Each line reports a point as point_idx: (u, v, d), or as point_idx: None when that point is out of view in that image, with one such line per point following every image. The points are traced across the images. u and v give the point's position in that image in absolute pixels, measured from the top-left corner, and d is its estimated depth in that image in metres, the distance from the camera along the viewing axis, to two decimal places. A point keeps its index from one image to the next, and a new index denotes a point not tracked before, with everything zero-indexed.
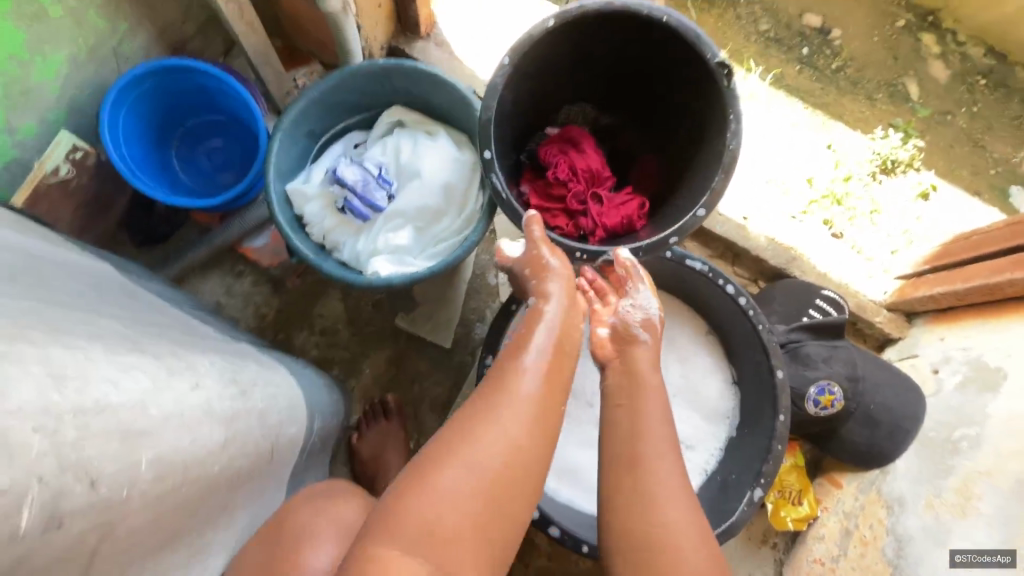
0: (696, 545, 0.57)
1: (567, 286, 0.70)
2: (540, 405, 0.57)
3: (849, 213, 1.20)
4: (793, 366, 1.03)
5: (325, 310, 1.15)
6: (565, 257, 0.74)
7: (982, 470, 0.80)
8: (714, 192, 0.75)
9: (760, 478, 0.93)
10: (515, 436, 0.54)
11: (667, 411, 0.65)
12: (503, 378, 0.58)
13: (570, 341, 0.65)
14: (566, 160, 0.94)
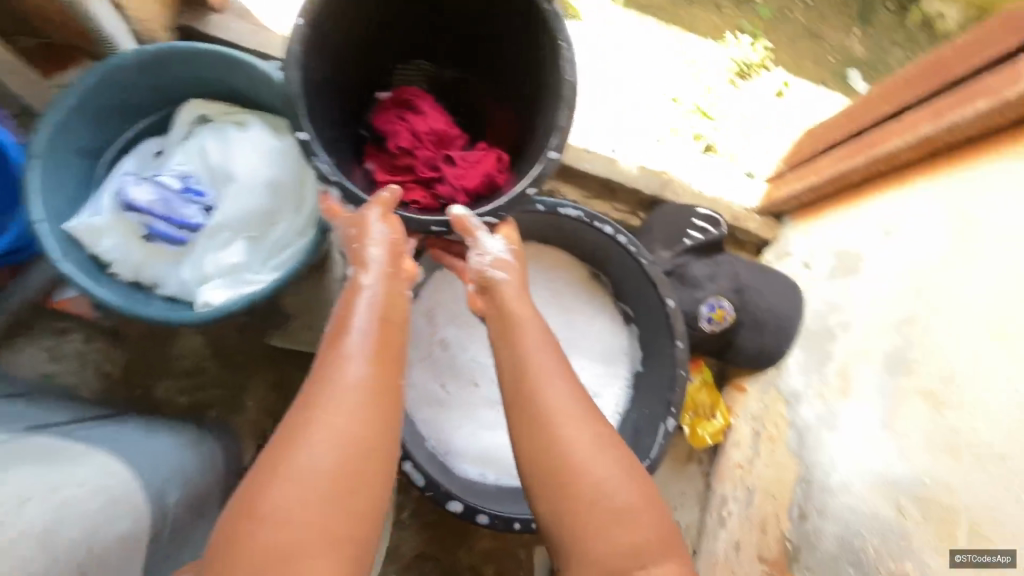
0: (599, 448, 0.55)
1: (391, 249, 0.62)
2: (370, 385, 0.51)
3: (716, 125, 1.22)
4: (682, 290, 1.05)
5: (182, 350, 1.00)
6: (391, 221, 0.64)
7: (858, 353, 0.85)
8: (563, 132, 0.69)
9: (671, 407, 0.95)
10: (345, 427, 0.48)
11: (542, 333, 0.62)
12: (324, 369, 0.51)
13: (399, 306, 0.59)
14: (406, 127, 0.84)
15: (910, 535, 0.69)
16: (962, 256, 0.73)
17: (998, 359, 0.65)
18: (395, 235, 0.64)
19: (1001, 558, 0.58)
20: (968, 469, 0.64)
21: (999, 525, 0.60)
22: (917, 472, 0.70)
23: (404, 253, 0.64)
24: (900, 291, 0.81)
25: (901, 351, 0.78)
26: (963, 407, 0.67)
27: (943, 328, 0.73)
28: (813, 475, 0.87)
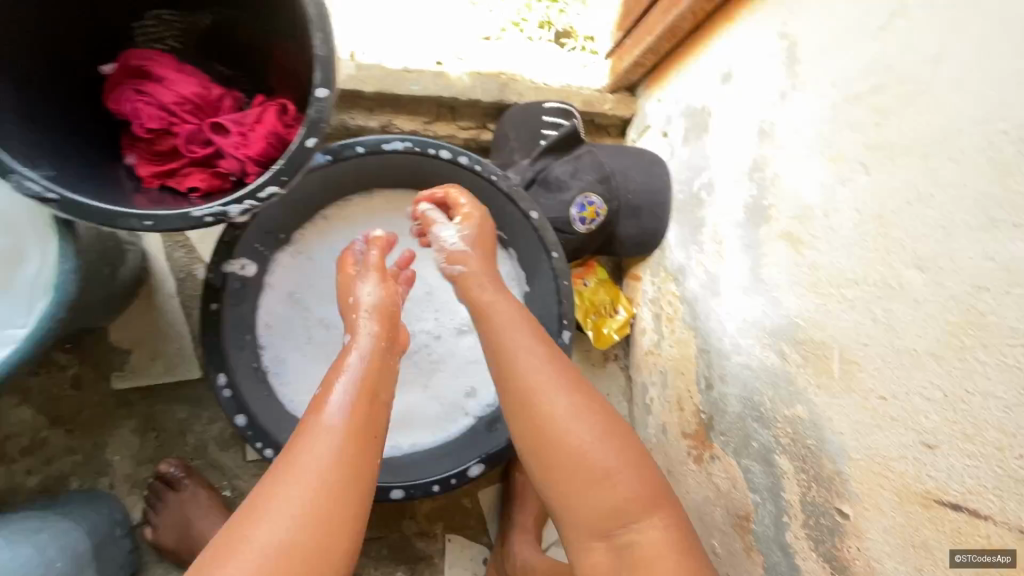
0: (591, 447, 0.62)
1: (385, 319, 0.71)
2: (358, 427, 0.61)
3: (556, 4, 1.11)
4: (547, 196, 0.98)
5: (10, 427, 0.86)
6: (385, 285, 0.75)
7: (721, 212, 0.82)
8: (323, 62, 0.58)
9: (564, 320, 0.92)
10: (331, 457, 0.58)
11: (538, 344, 0.68)
12: (311, 423, 0.61)
13: (380, 375, 0.66)
14: (152, 103, 0.69)
15: (795, 379, 0.69)
16: (791, 82, 0.68)
17: (838, 182, 0.61)
18: (387, 305, 0.73)
19: (999, 558, 0.46)
20: (830, 301, 0.63)
21: (863, 348, 0.59)
22: (790, 316, 0.69)
23: (392, 325, 0.72)
24: (745, 137, 0.76)
25: (757, 200, 0.74)
26: (817, 240, 0.64)
27: (787, 163, 0.69)
28: (709, 343, 0.86)
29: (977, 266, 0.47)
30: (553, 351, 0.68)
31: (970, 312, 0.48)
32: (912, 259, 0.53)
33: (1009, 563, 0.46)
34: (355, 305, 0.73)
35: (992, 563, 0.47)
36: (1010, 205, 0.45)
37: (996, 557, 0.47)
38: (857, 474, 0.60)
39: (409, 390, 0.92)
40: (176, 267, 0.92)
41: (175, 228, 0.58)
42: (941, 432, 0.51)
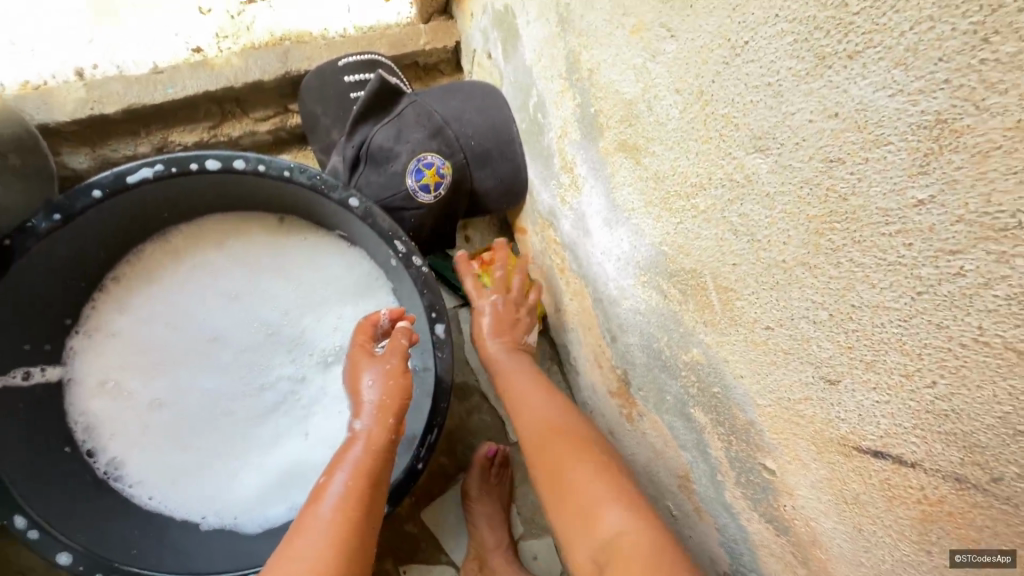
0: (598, 488, 0.60)
1: (390, 407, 0.65)
2: (357, 523, 0.57)
3: None
4: (379, 170, 0.78)
5: None
6: (401, 371, 0.68)
7: (562, 133, 0.65)
8: None
9: (432, 312, 0.75)
10: (330, 551, 0.54)
11: (565, 420, 0.68)
12: (305, 516, 0.57)
13: (381, 471, 0.62)
14: None
15: (682, 319, 0.54)
16: None
17: (649, 60, 0.45)
18: (394, 395, 0.66)
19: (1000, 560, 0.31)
20: (685, 217, 0.48)
21: (733, 270, 0.44)
22: (655, 243, 0.54)
23: (402, 409, 0.66)
24: (550, 32, 0.59)
25: (584, 108, 0.57)
26: (651, 143, 0.48)
27: (596, 52, 0.52)
28: (599, 292, 0.71)
29: (820, 131, 0.32)
30: (576, 424, 0.68)
31: (828, 197, 0.33)
32: (749, 139, 0.38)
33: (1010, 564, 0.30)
34: (360, 382, 0.67)
35: (993, 567, 0.31)
36: (835, 27, 0.29)
37: (995, 558, 0.31)
38: (769, 424, 0.47)
39: (286, 442, 0.78)
40: None
41: None
42: (840, 363, 0.37)
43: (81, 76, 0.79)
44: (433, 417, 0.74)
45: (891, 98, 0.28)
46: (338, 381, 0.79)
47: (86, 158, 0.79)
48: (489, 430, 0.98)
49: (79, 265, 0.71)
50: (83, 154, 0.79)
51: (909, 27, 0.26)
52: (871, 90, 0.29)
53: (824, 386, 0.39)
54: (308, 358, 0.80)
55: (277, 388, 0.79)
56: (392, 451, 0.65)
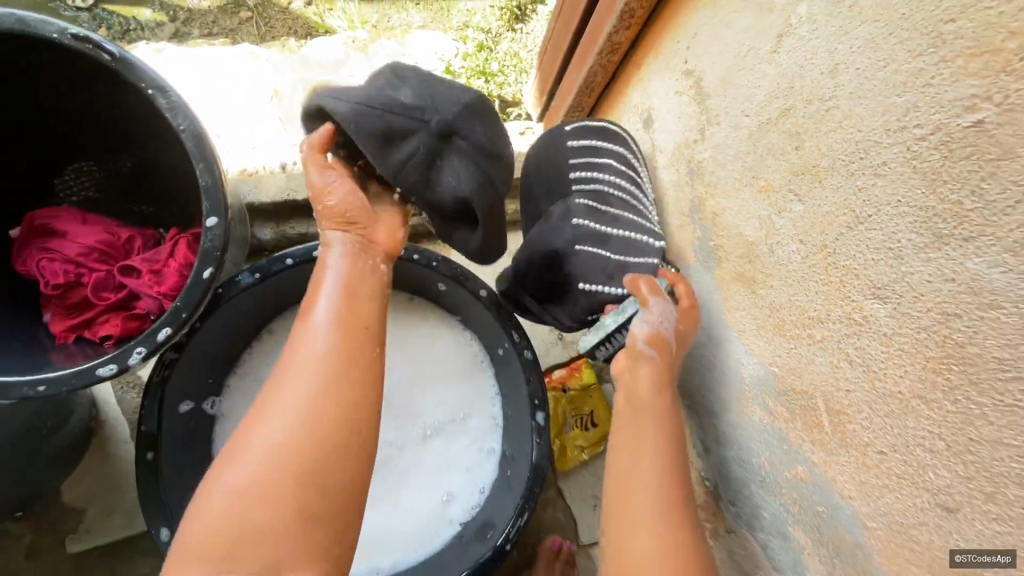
0: (666, 550, 0.57)
1: (352, 208, 0.65)
2: (341, 351, 0.55)
3: None
4: (537, 302, 0.79)
5: None
6: (343, 179, 0.67)
7: (676, 258, 0.76)
8: (209, 191, 0.58)
9: (535, 400, 0.83)
10: (320, 391, 0.51)
11: (666, 476, 0.61)
12: (294, 342, 0.55)
13: (362, 284, 0.61)
14: (56, 256, 0.67)
15: (788, 436, 0.59)
16: (708, 116, 0.64)
17: (776, 214, 0.55)
18: (349, 205, 0.65)
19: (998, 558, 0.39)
20: (800, 342, 0.55)
21: (847, 396, 0.50)
22: (765, 363, 0.61)
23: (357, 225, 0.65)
24: (677, 178, 0.72)
25: (704, 241, 0.68)
26: (771, 279, 0.58)
27: (723, 200, 0.63)
28: (695, 402, 0.77)
29: (938, 290, 0.40)
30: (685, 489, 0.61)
31: (946, 343, 0.40)
32: (869, 288, 0.46)
33: (1009, 563, 0.38)
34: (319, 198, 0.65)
35: (993, 564, 0.39)
36: (952, 217, 0.38)
37: (996, 558, 0.39)
38: (880, 548, 0.49)
39: (380, 507, 0.88)
40: (128, 409, 0.88)
41: (58, 386, 0.55)
42: (958, 492, 0.42)
43: (284, 168, 0.97)
44: (527, 501, 0.79)
45: (1003, 274, 0.36)
46: (434, 453, 0.91)
47: (271, 231, 1.00)
48: (563, 527, 0.99)
49: (256, 319, 0.84)
50: (269, 227, 1.00)
51: (1016, 227, 0.35)
52: (985, 267, 0.37)
53: (944, 504, 0.43)
54: (414, 427, 0.92)
55: (381, 452, 0.90)
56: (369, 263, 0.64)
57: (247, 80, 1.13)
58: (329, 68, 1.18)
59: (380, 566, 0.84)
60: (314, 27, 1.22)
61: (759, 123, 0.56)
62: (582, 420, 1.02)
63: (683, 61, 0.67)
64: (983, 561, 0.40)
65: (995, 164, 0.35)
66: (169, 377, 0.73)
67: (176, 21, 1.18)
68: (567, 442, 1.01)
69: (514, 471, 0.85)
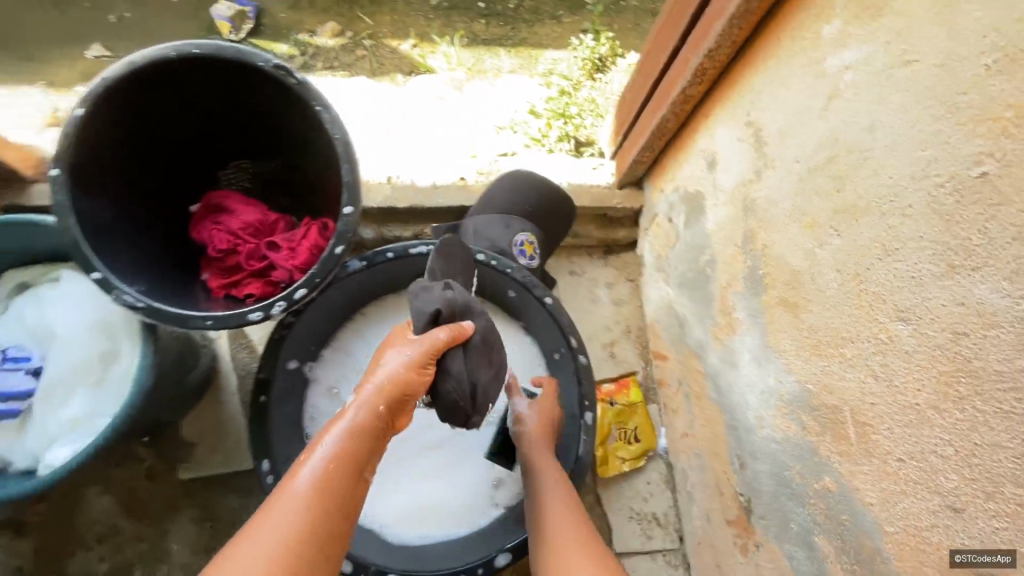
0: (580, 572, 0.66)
1: (401, 374, 0.61)
2: (332, 505, 0.55)
3: (546, 143, 1.34)
4: (464, 360, 0.69)
5: (92, 516, 0.96)
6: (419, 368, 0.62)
7: (727, 284, 0.84)
8: (350, 187, 0.73)
9: (584, 400, 0.95)
10: (302, 529, 0.52)
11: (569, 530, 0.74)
12: (291, 476, 0.56)
13: (365, 450, 0.59)
14: (222, 230, 0.85)
15: (818, 448, 0.65)
16: (764, 161, 0.74)
17: (818, 247, 0.64)
18: (404, 386, 0.61)
19: (1000, 557, 0.44)
20: (834, 361, 0.62)
21: (872, 408, 0.57)
22: (802, 381, 0.68)
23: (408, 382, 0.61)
24: (733, 214, 0.81)
25: (753, 270, 0.77)
26: (811, 304, 0.65)
27: (773, 234, 0.72)
28: (736, 420, 0.84)
29: (951, 312, 0.47)
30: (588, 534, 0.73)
31: (956, 358, 0.47)
32: (894, 311, 0.53)
33: (1010, 563, 0.44)
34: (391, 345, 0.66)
35: (994, 564, 0.45)
36: (963, 251, 0.46)
37: (997, 559, 0.45)
38: (896, 551, 0.55)
39: (437, 481, 0.97)
40: (238, 366, 1.05)
41: (221, 323, 0.70)
42: (962, 492, 0.47)
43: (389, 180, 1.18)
44: None
45: (1003, 299, 0.43)
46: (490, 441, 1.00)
47: (371, 232, 1.16)
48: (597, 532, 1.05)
49: (355, 300, 0.98)
50: (371, 228, 1.16)
51: (1013, 259, 0.42)
52: (989, 292, 0.44)
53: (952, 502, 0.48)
54: None
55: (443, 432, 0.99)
56: (377, 436, 0.60)
57: (362, 107, 1.34)
58: (428, 102, 1.36)
59: (431, 533, 0.93)
60: (416, 66, 1.41)
61: (809, 168, 0.65)
62: (626, 433, 1.09)
63: (745, 114, 0.78)
64: (984, 561, 0.45)
65: (998, 208, 0.43)
66: (286, 336, 0.90)
67: (304, 55, 1.40)
68: (609, 452, 1.07)
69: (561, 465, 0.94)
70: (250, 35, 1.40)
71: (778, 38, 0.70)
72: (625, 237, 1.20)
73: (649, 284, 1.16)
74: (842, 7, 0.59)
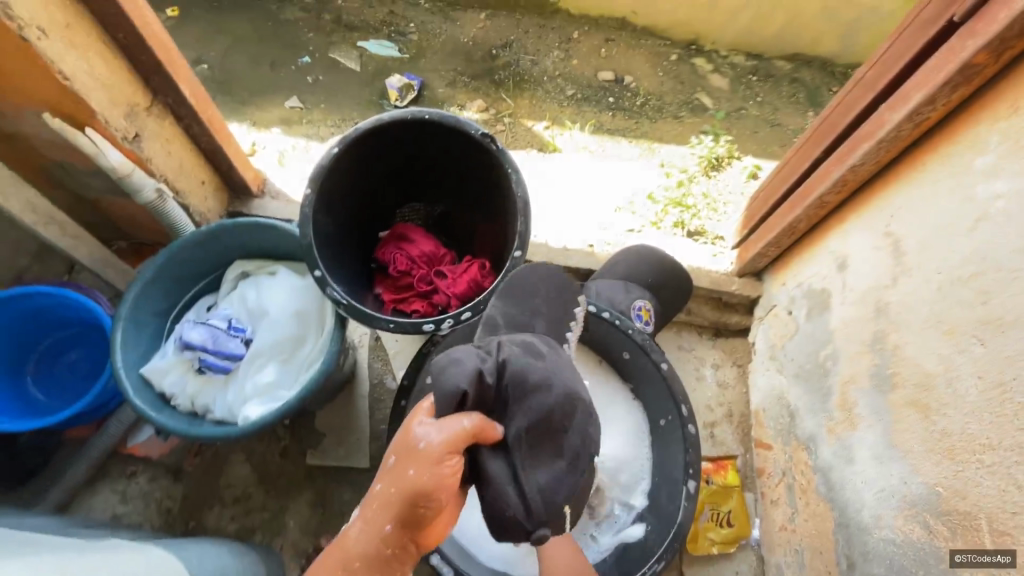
0: None
1: (415, 475, 0.50)
2: None
3: (659, 223, 1.45)
4: (507, 461, 0.60)
5: (231, 479, 1.10)
6: (432, 465, 0.50)
7: (850, 380, 0.87)
8: (521, 235, 0.87)
9: (691, 468, 0.98)
10: None
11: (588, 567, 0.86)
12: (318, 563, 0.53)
13: (374, 553, 0.51)
14: (402, 254, 1.03)
15: (946, 554, 0.65)
16: (902, 268, 0.79)
17: (958, 353, 0.67)
18: (410, 490, 0.50)
19: (999, 557, 0.58)
20: (969, 466, 0.64)
21: (1013, 518, 0.58)
22: (931, 483, 0.69)
23: (417, 486, 0.50)
24: (864, 313, 0.86)
25: (881, 368, 0.80)
26: (945, 407, 0.68)
27: (906, 336, 0.76)
28: (847, 517, 0.84)
29: None
30: None
31: None
32: None
33: (1008, 561, 0.58)
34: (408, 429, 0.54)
35: (995, 563, 0.59)
36: None
37: (998, 558, 0.59)
38: None
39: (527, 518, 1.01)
40: (373, 374, 1.18)
41: (401, 328, 0.84)
42: None
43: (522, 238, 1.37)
44: (665, 552, 0.96)
45: None
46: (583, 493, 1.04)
47: None
48: None
49: None
50: None
51: None
52: None
53: None
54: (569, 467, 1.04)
55: None
56: (392, 540, 0.51)
57: None
58: (559, 177, 1.51)
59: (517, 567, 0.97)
60: (546, 144, 1.56)
61: (953, 280, 0.70)
62: (719, 515, 1.10)
63: (885, 225, 0.84)
64: (986, 560, 0.60)
65: None
66: (429, 352, 1.01)
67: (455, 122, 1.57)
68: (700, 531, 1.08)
69: (659, 524, 0.99)
70: (412, 103, 1.60)
71: (925, 164, 0.78)
72: (737, 322, 1.25)
73: (757, 371, 1.19)
74: (996, 143, 0.66)
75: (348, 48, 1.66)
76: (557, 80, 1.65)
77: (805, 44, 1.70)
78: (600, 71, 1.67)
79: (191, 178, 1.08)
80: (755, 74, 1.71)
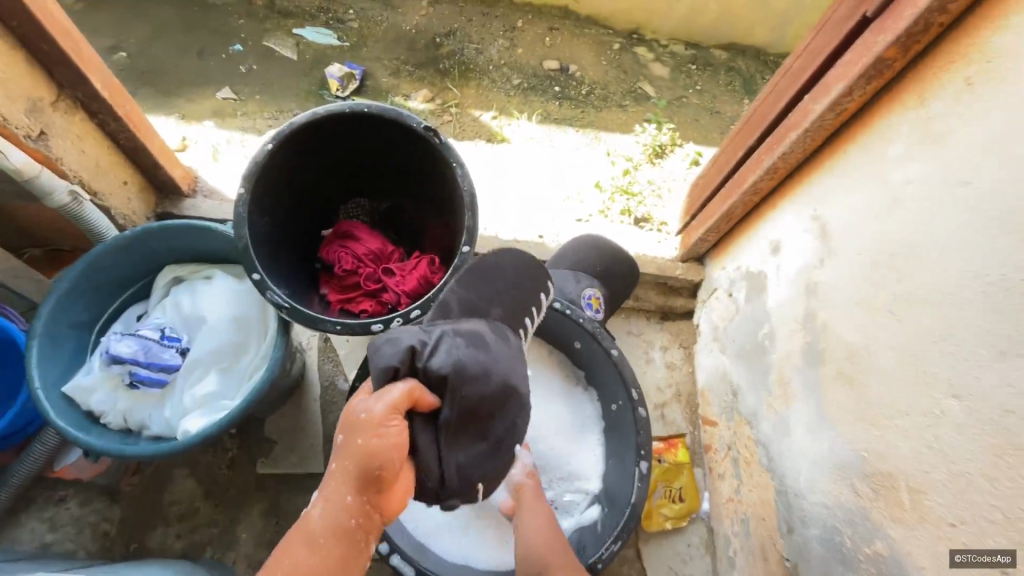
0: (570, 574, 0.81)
1: (364, 440, 0.52)
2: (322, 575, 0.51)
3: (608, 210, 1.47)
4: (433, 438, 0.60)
5: (176, 495, 1.04)
6: (377, 428, 0.53)
7: (785, 357, 0.93)
8: (470, 230, 0.86)
9: (640, 450, 1.00)
10: None
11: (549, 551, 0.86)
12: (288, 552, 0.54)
13: (340, 526, 0.51)
14: (347, 252, 1.00)
15: (871, 514, 0.71)
16: (828, 250, 0.85)
17: (878, 327, 0.73)
18: (360, 456, 0.52)
19: (1000, 558, 0.54)
20: (889, 431, 0.69)
21: (926, 477, 0.63)
22: (857, 449, 0.74)
23: (366, 451, 0.52)
24: (796, 293, 0.91)
25: (812, 344, 0.86)
26: (868, 378, 0.73)
27: (833, 314, 0.81)
28: (786, 485, 0.89)
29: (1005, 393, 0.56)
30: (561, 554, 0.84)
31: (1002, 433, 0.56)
32: (948, 389, 0.62)
33: (1007, 561, 0.54)
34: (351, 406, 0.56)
35: (994, 562, 0.55)
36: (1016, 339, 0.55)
37: (999, 559, 0.55)
38: None
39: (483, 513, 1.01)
40: (323, 376, 1.14)
41: (347, 329, 0.81)
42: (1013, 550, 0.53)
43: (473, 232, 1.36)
44: (620, 532, 0.97)
45: None
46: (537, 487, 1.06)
47: None
48: None
49: None
50: None
51: None
52: None
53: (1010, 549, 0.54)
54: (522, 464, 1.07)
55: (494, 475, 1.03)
56: (352, 511, 0.52)
57: None
58: (507, 168, 1.51)
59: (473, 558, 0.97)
60: (494, 134, 1.55)
61: (872, 260, 0.75)
62: (671, 492, 1.15)
63: (813, 209, 0.89)
64: (985, 560, 0.56)
65: None
66: None
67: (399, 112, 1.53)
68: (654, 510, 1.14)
69: (615, 507, 1.01)
70: (354, 93, 1.55)
71: (847, 151, 0.83)
72: (682, 305, 1.29)
73: (702, 352, 1.24)
74: (907, 133, 0.72)
75: (285, 36, 1.58)
76: (502, 69, 1.64)
77: (739, 34, 1.76)
78: (545, 60, 1.67)
79: (112, 179, 1.00)
80: (694, 63, 1.76)
